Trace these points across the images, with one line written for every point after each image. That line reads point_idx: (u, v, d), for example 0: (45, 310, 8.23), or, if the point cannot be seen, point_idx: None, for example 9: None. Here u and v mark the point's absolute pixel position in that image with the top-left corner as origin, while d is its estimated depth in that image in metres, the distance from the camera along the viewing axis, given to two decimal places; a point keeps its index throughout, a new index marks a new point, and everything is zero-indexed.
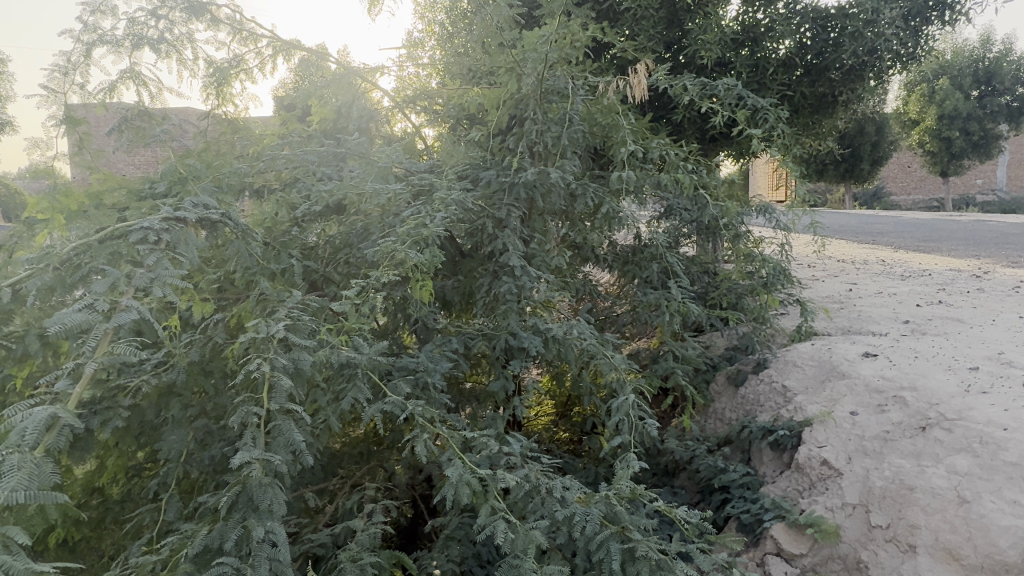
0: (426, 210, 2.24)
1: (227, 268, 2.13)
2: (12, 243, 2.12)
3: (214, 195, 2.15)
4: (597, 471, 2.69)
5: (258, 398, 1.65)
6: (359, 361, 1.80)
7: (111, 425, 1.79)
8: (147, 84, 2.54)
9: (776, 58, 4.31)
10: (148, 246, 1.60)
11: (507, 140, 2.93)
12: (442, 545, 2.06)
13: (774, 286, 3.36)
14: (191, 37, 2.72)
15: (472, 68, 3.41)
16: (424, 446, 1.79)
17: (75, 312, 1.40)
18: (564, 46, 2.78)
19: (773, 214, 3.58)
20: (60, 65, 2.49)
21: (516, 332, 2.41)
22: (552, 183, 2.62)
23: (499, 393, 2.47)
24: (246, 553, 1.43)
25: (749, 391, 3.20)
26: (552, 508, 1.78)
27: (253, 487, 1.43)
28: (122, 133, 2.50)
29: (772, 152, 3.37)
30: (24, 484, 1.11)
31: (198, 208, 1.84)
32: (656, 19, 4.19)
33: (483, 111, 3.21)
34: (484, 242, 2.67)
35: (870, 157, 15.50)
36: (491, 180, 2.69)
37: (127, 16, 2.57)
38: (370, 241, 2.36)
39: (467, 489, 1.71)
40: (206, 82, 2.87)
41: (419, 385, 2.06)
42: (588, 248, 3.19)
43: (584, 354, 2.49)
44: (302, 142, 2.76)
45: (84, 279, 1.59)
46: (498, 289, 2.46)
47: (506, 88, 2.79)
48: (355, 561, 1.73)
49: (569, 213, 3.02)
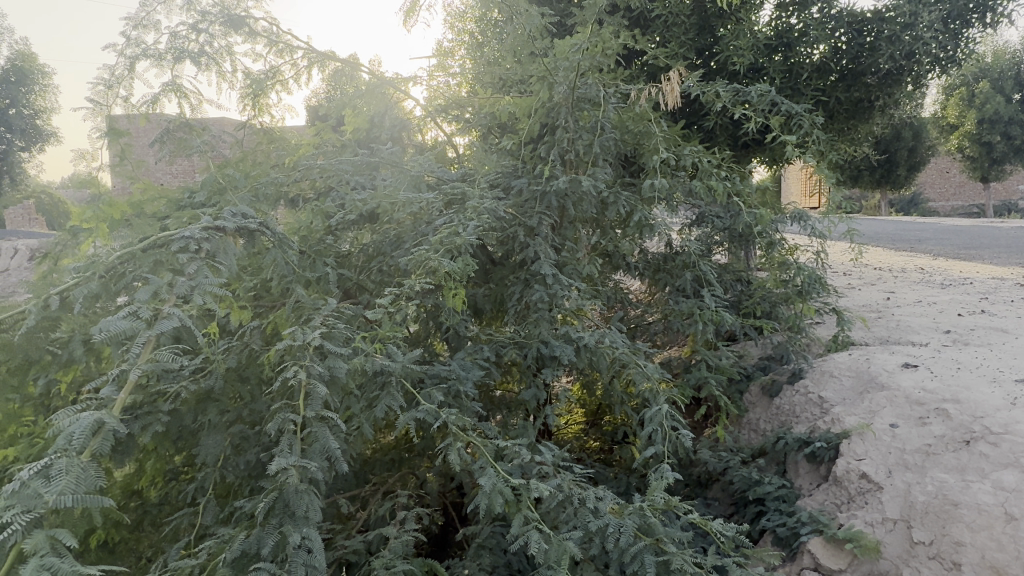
0: (458, 219, 2.26)
1: (264, 276, 2.16)
2: (57, 251, 2.18)
3: (251, 205, 2.20)
4: (629, 481, 2.67)
5: (294, 405, 1.66)
6: (393, 369, 1.80)
7: (152, 430, 1.81)
8: (188, 96, 2.60)
9: (811, 63, 4.26)
10: (189, 254, 1.63)
11: (538, 149, 2.95)
12: (474, 554, 2.06)
13: (810, 294, 3.28)
14: (230, 50, 2.78)
15: (503, 76, 3.45)
16: (456, 455, 1.78)
17: (119, 319, 1.42)
18: (595, 54, 2.78)
19: (808, 221, 3.51)
20: (104, 78, 2.57)
21: (548, 340, 2.40)
22: (583, 191, 2.62)
23: (531, 401, 2.47)
24: (282, 559, 1.43)
25: (785, 402, 3.14)
26: (586, 519, 1.75)
27: (290, 493, 1.43)
28: (164, 145, 2.56)
29: (806, 159, 3.32)
30: (70, 488, 1.11)
31: (237, 218, 1.87)
32: (688, 25, 4.18)
33: (515, 119, 3.23)
34: (516, 250, 2.68)
35: (907, 164, 15.22)
36: (523, 189, 2.71)
37: (169, 30, 2.64)
38: (404, 249, 2.38)
39: (500, 498, 1.69)
40: (243, 94, 2.94)
41: (451, 394, 2.07)
42: (619, 256, 3.19)
43: (616, 362, 2.48)
44: (337, 151, 2.82)
45: (128, 287, 1.62)
46: (529, 297, 2.47)
47: (538, 97, 2.82)
48: (388, 569, 1.73)
49: (600, 222, 3.03)
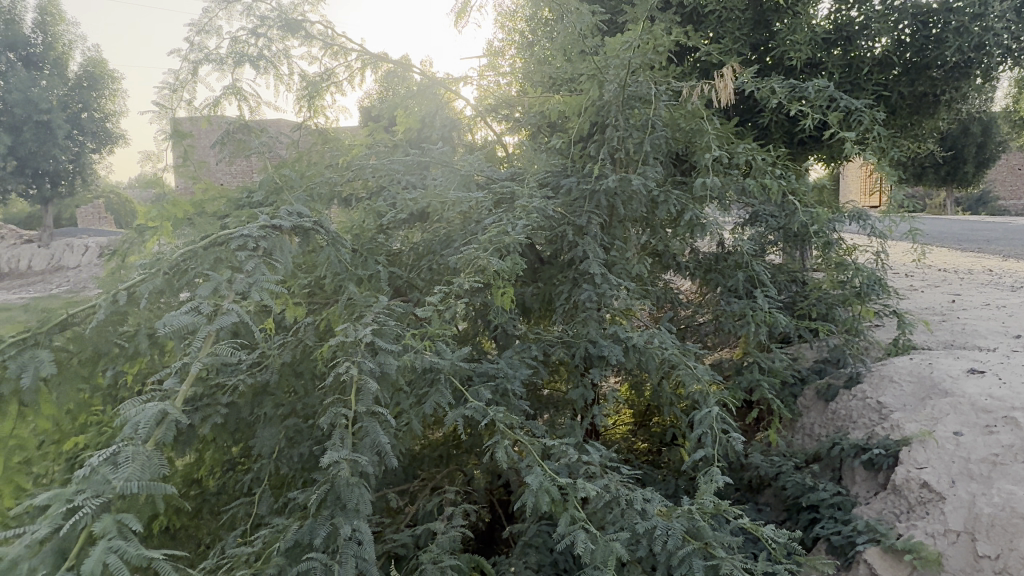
0: (507, 217, 2.27)
1: (318, 274, 2.21)
2: (124, 249, 2.28)
3: (306, 204, 2.26)
4: (677, 483, 2.63)
5: (346, 400, 1.70)
6: (442, 366, 1.82)
7: (212, 421, 1.87)
8: (247, 99, 2.69)
9: (872, 57, 4.12)
10: (247, 252, 1.69)
11: (588, 148, 2.94)
12: (520, 552, 2.07)
13: (869, 296, 3.18)
14: (287, 54, 2.86)
15: (553, 75, 3.45)
16: (503, 453, 1.79)
17: (182, 314, 1.48)
18: (646, 51, 2.75)
19: (867, 221, 3.40)
20: (170, 83, 2.68)
21: (596, 340, 2.39)
22: (633, 190, 2.60)
23: (578, 401, 2.46)
24: (333, 550, 1.46)
25: (841, 407, 3.05)
26: (633, 520, 1.74)
27: (341, 486, 1.46)
28: (225, 146, 2.65)
29: (866, 157, 3.21)
30: (136, 475, 1.16)
31: (292, 216, 1.92)
32: (743, 20, 4.10)
33: (565, 118, 3.23)
34: (565, 249, 2.68)
35: (976, 160, 14.56)
36: (572, 188, 2.71)
37: (230, 35, 2.73)
38: (453, 248, 2.40)
39: (546, 497, 1.69)
40: (299, 95, 3.01)
41: (499, 392, 2.08)
42: (669, 255, 3.15)
43: (665, 363, 2.45)
44: (389, 151, 2.87)
45: (190, 283, 1.68)
46: (578, 297, 2.46)
47: (588, 95, 2.81)
48: (435, 563, 1.75)
49: (650, 221, 3.00)
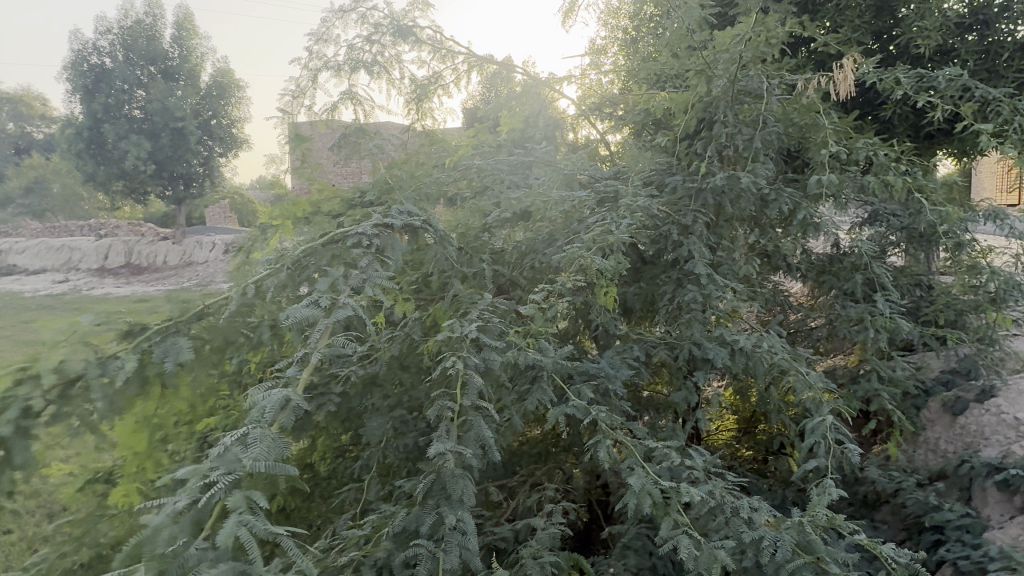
0: (611, 217, 2.26)
1: (424, 271, 2.29)
2: (249, 245, 2.45)
3: (415, 204, 2.35)
4: (785, 494, 2.53)
5: (452, 394, 1.74)
6: (544, 363, 1.84)
7: (326, 409, 1.98)
8: (362, 104, 2.82)
9: (1013, 41, 3.77)
10: (361, 249, 1.78)
11: (695, 145, 2.88)
12: (619, 553, 2.05)
13: (1006, 303, 2.92)
14: (399, 58, 2.97)
15: (658, 71, 3.39)
16: (605, 452, 1.79)
17: (303, 307, 1.58)
18: (759, 44, 2.65)
19: (1005, 220, 3.12)
20: (292, 90, 2.85)
21: (701, 342, 2.33)
22: (742, 188, 2.52)
23: (681, 404, 2.41)
24: (438, 538, 1.50)
25: (971, 422, 2.82)
26: (739, 529, 1.68)
27: (447, 477, 1.50)
28: (341, 148, 2.80)
29: (1004, 150, 2.95)
30: (263, 456, 1.23)
31: (403, 215, 2.00)
32: (863, 7, 3.87)
33: (670, 115, 3.17)
34: (669, 248, 2.63)
35: None
36: (677, 186, 2.66)
37: (347, 43, 2.87)
38: (556, 247, 2.42)
39: (648, 499, 1.67)
40: (407, 99, 3.13)
41: (600, 391, 2.07)
42: (779, 256, 3.02)
43: (774, 368, 2.35)
44: (493, 151, 2.92)
45: (310, 278, 1.78)
46: (682, 297, 2.41)
47: (695, 91, 2.75)
48: (535, 559, 1.77)
49: (759, 220, 2.89)
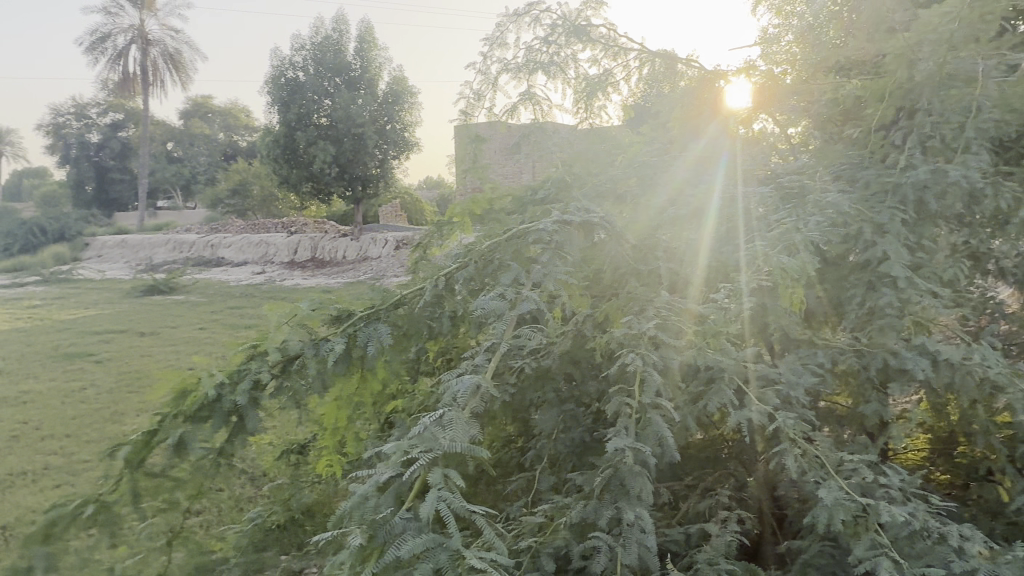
0: (796, 215, 2.20)
1: (597, 268, 2.30)
2: (432, 242, 2.61)
3: (592, 201, 2.42)
4: (995, 525, 2.25)
5: (629, 390, 1.74)
6: (726, 365, 1.78)
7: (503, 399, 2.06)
8: (539, 103, 2.87)
9: None
10: (542, 245, 1.81)
11: (891, 136, 2.64)
12: (800, 570, 1.93)
13: None
14: (574, 57, 2.99)
15: (847, 59, 3.15)
16: (791, 462, 1.71)
17: (491, 299, 1.65)
18: (975, 22, 2.38)
19: None
20: (472, 93, 2.98)
21: (897, 351, 2.14)
22: (951, 182, 2.27)
23: (872, 418, 2.22)
24: (616, 533, 1.50)
25: None
26: (947, 558, 1.52)
27: (625, 472, 1.50)
28: (521, 147, 2.89)
29: None
30: (459, 437, 1.27)
31: (581, 212, 2.03)
32: None
33: (861, 105, 2.93)
34: (860, 248, 2.34)
35: None
36: (871, 182, 2.46)
37: (525, 45, 2.96)
38: (734, 245, 2.33)
39: (841, 514, 1.60)
40: (578, 98, 3.16)
41: (782, 398, 1.97)
42: (991, 259, 2.70)
43: (987, 384, 2.10)
44: (667, 148, 2.86)
45: (494, 273, 1.84)
46: (876, 302, 2.23)
47: (895, 78, 2.52)
48: (710, 565, 1.72)
49: (967, 218, 2.59)
